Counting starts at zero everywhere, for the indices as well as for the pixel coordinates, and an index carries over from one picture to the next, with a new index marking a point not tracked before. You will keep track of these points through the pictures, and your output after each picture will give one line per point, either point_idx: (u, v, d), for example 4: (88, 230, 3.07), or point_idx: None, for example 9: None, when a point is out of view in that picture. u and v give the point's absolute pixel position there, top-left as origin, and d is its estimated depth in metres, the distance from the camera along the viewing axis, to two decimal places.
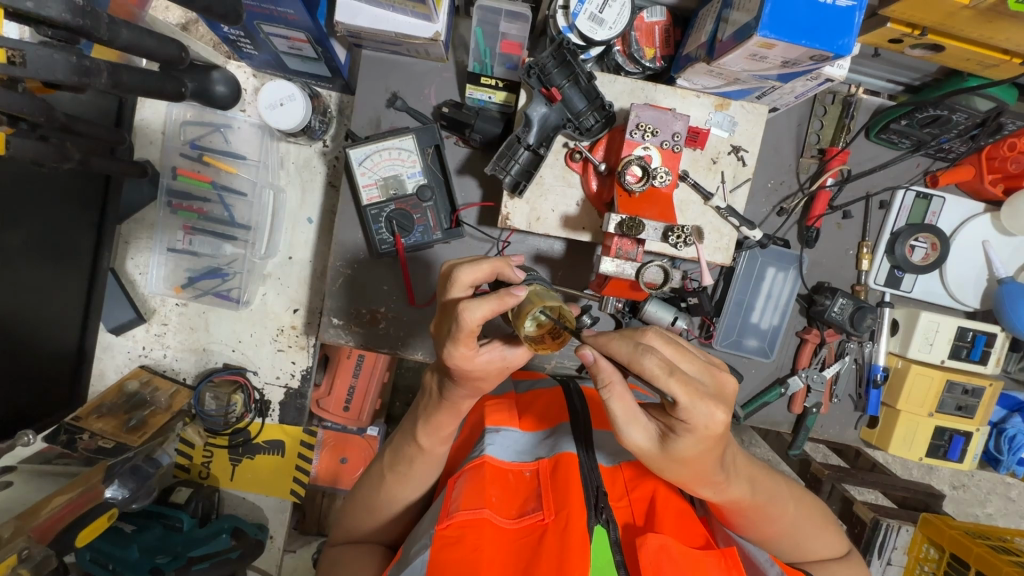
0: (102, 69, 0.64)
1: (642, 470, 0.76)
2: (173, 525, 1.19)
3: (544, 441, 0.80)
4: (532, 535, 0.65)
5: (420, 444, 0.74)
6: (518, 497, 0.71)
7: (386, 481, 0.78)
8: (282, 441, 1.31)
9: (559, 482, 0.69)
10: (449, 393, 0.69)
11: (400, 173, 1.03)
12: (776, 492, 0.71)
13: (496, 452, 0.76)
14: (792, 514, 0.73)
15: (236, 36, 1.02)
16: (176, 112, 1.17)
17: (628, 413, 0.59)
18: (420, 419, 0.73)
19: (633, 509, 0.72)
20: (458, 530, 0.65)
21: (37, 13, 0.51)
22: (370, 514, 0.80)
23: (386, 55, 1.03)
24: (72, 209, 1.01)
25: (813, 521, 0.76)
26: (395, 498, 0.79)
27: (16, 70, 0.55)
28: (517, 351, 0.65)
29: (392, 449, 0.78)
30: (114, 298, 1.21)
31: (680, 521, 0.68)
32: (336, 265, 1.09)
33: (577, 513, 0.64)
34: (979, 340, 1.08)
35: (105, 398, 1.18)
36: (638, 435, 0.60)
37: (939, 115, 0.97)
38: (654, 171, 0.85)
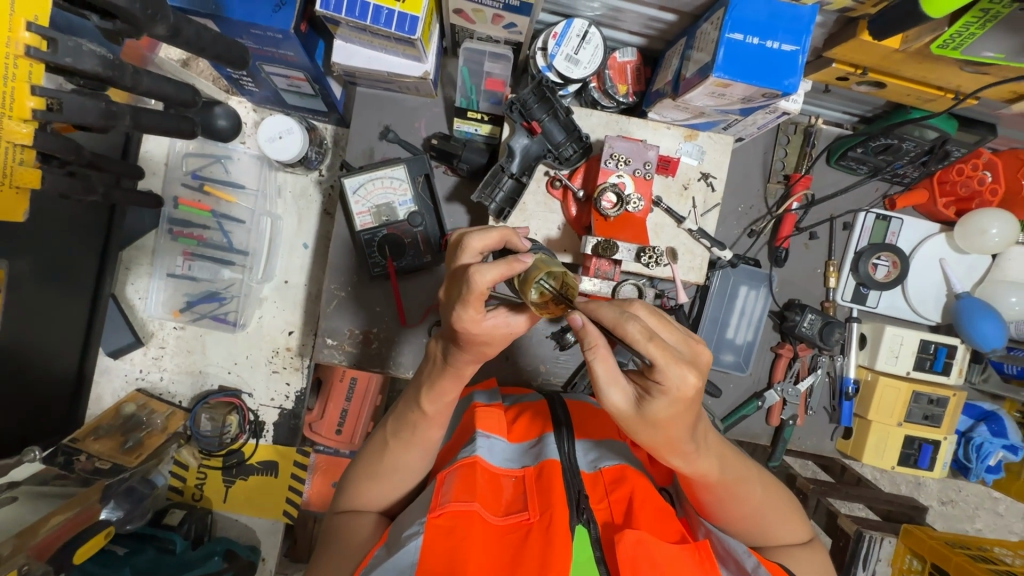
0: (126, 113, 0.70)
1: (622, 473, 0.79)
2: (165, 547, 1.21)
3: (530, 450, 0.84)
4: (517, 533, 0.69)
5: (424, 410, 0.78)
6: (504, 500, 0.75)
7: (391, 446, 0.82)
8: (276, 461, 1.34)
9: (544, 485, 0.74)
10: (454, 358, 0.72)
11: (392, 201, 1.09)
12: (745, 474, 0.76)
13: (485, 455, 0.80)
14: (760, 499, 0.78)
15: (238, 75, 1.09)
16: (179, 144, 1.23)
17: (609, 374, 0.62)
18: (425, 385, 0.77)
19: (612, 510, 0.75)
20: (448, 521, 0.68)
21: (74, 66, 0.60)
22: (373, 479, 0.83)
23: (380, 92, 1.11)
24: (79, 236, 1.06)
25: (778, 509, 0.81)
26: (398, 466, 0.82)
27: (54, 116, 0.63)
28: (519, 319, 0.68)
29: (396, 416, 0.82)
30: (113, 324, 1.25)
31: (657, 517, 0.73)
32: (332, 288, 1.14)
33: (561, 512, 0.69)
34: (940, 352, 1.15)
35: (102, 420, 1.19)
36: (616, 395, 0.62)
37: (890, 143, 1.06)
38: (628, 198, 0.91)
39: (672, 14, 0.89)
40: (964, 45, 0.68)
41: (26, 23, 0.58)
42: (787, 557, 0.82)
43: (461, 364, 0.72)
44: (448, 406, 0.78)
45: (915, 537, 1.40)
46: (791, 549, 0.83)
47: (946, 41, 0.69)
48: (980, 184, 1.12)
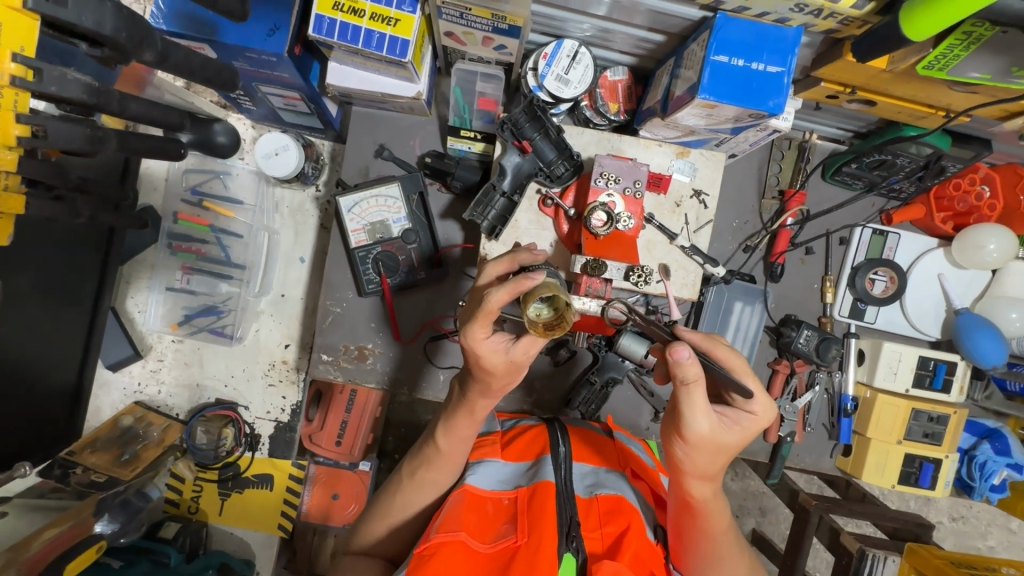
0: (112, 137, 0.72)
1: (618, 505, 0.81)
2: (160, 561, 1.20)
3: (527, 471, 0.87)
4: (503, 558, 0.74)
5: (439, 445, 0.84)
6: (492, 524, 0.79)
7: (404, 484, 0.87)
8: (271, 474, 1.35)
9: (535, 510, 0.77)
10: (467, 394, 0.80)
11: (386, 218, 1.10)
12: (733, 541, 0.85)
13: (479, 481, 0.85)
14: (739, 561, 0.86)
15: (236, 95, 1.11)
16: (180, 160, 1.27)
17: (702, 405, 0.70)
18: (443, 420, 0.85)
19: (603, 540, 0.78)
20: (433, 548, 0.73)
21: (59, 94, 0.62)
22: (383, 519, 0.87)
23: (374, 111, 1.12)
24: (79, 249, 1.07)
25: (752, 572, 0.88)
26: (408, 504, 0.87)
27: (40, 143, 0.64)
28: (520, 345, 0.71)
29: (412, 456, 0.89)
30: (113, 337, 1.27)
31: (639, 556, 0.76)
32: (327, 304, 1.15)
33: (548, 541, 0.73)
34: (940, 368, 1.13)
35: (99, 433, 1.21)
36: (704, 424, 0.71)
37: (885, 160, 1.06)
38: (618, 216, 0.91)
39: (661, 34, 0.90)
40: (950, 66, 0.68)
41: (12, 54, 0.58)
42: None
43: (472, 400, 0.80)
44: (461, 442, 0.84)
45: (920, 556, 1.38)
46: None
47: (932, 61, 0.69)
48: (978, 200, 1.10)
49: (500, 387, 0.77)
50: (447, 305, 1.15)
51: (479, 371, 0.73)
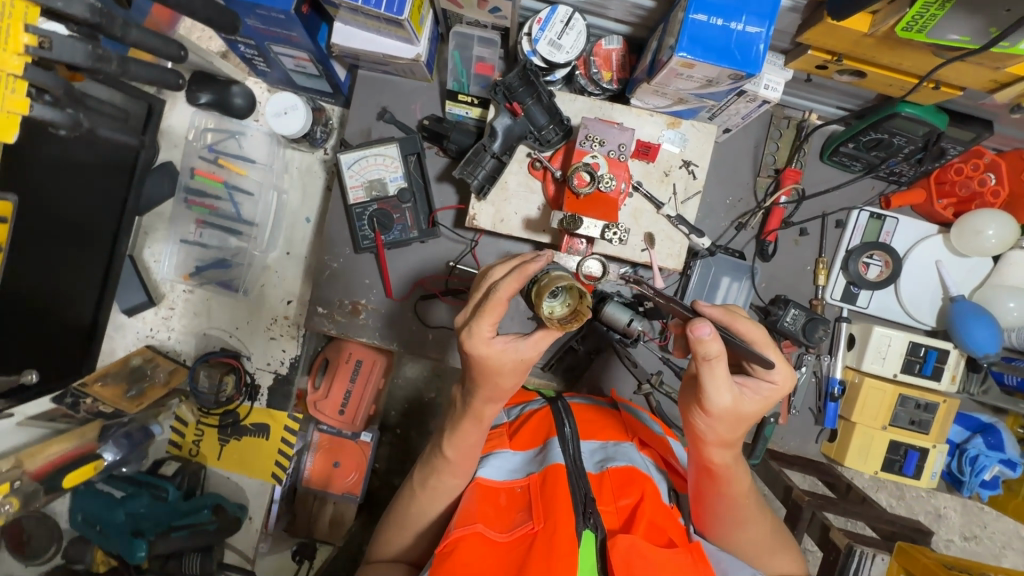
0: (113, 59, 0.76)
1: (630, 477, 0.82)
2: (159, 495, 1.30)
3: (535, 456, 0.88)
4: (522, 545, 0.74)
5: (446, 455, 0.85)
6: (508, 512, 0.80)
7: (416, 496, 0.89)
8: (268, 424, 1.42)
9: (548, 491, 0.78)
10: (471, 402, 0.81)
11: (383, 177, 1.14)
12: (754, 505, 0.88)
13: (489, 473, 0.87)
14: (763, 527, 0.89)
15: (251, 55, 1.17)
16: (199, 120, 1.34)
17: (720, 378, 0.73)
18: (447, 431, 0.86)
19: (617, 515, 0.79)
20: (454, 543, 0.74)
21: (64, 10, 0.66)
22: (400, 528, 0.91)
23: (379, 75, 1.17)
24: (94, 196, 1.12)
25: (777, 538, 0.91)
26: (422, 514, 0.90)
27: (45, 54, 0.68)
28: (529, 342, 0.74)
29: (421, 465, 0.90)
30: (128, 283, 1.35)
31: (653, 526, 0.77)
32: (324, 259, 1.20)
33: (566, 522, 0.74)
34: (931, 355, 1.11)
35: (109, 369, 1.29)
36: (726, 397, 0.74)
37: (881, 139, 1.04)
38: (600, 177, 0.92)
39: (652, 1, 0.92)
40: (928, 28, 0.68)
41: None
42: None
43: (479, 407, 0.81)
44: (467, 449, 0.86)
45: (911, 557, 1.33)
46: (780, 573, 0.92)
47: (909, 22, 0.69)
48: (980, 185, 1.08)
49: (510, 388, 0.79)
50: (437, 265, 1.20)
51: (485, 372, 0.75)
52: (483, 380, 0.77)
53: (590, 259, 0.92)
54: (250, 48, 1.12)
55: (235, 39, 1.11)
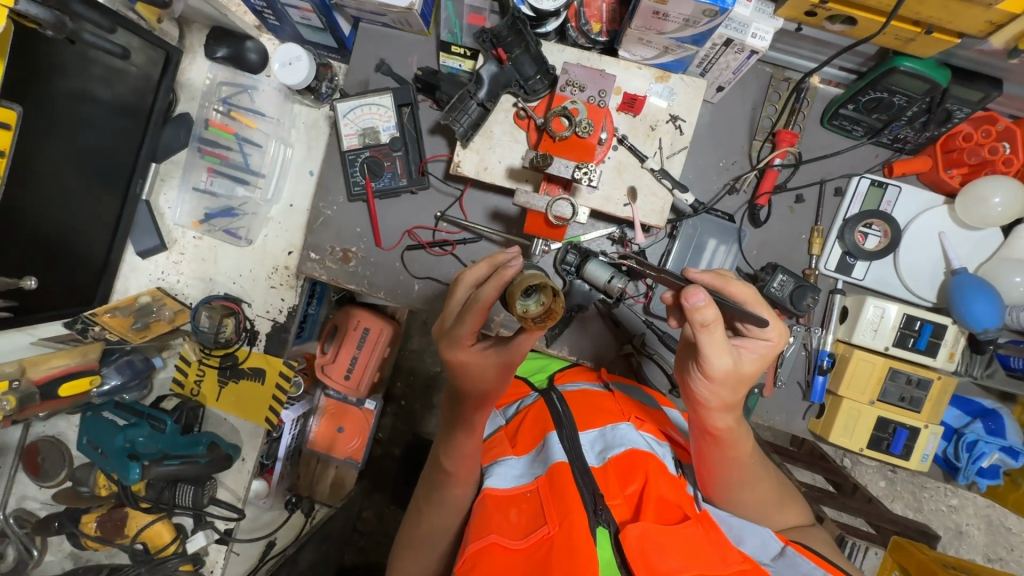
0: None
1: (628, 463, 0.84)
2: (158, 427, 1.37)
3: (537, 458, 0.89)
4: (540, 550, 0.73)
5: (446, 467, 0.95)
6: (522, 519, 0.80)
7: (425, 511, 1.00)
8: (264, 368, 1.46)
9: (557, 491, 0.78)
10: (462, 412, 0.92)
11: (377, 125, 1.18)
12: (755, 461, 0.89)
13: (497, 483, 0.88)
14: (767, 484, 0.90)
15: (261, 7, 1.23)
16: (214, 73, 1.41)
17: (719, 343, 0.75)
18: (445, 445, 0.96)
19: (627, 505, 0.80)
20: (474, 558, 0.74)
21: None
22: (418, 548, 1.01)
23: (379, 27, 1.20)
24: (114, 138, 1.23)
25: (782, 495, 0.92)
26: (431, 525, 0.99)
27: None
28: (511, 346, 0.81)
29: (428, 485, 1.00)
30: (142, 225, 1.42)
31: (660, 507, 0.78)
32: (318, 206, 1.24)
33: (577, 517, 0.74)
34: (926, 329, 1.05)
35: (120, 303, 1.35)
36: (726, 359, 0.77)
37: (881, 98, 1.00)
38: (577, 122, 0.92)
39: None
40: None
41: None
42: (804, 536, 0.89)
43: (470, 415, 0.91)
44: (466, 459, 0.94)
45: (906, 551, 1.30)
46: (797, 530, 0.91)
47: None
48: (992, 154, 1.02)
49: (495, 391, 0.88)
50: (425, 216, 1.23)
51: (473, 375, 0.85)
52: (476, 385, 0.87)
53: (561, 200, 0.90)
54: None
55: None
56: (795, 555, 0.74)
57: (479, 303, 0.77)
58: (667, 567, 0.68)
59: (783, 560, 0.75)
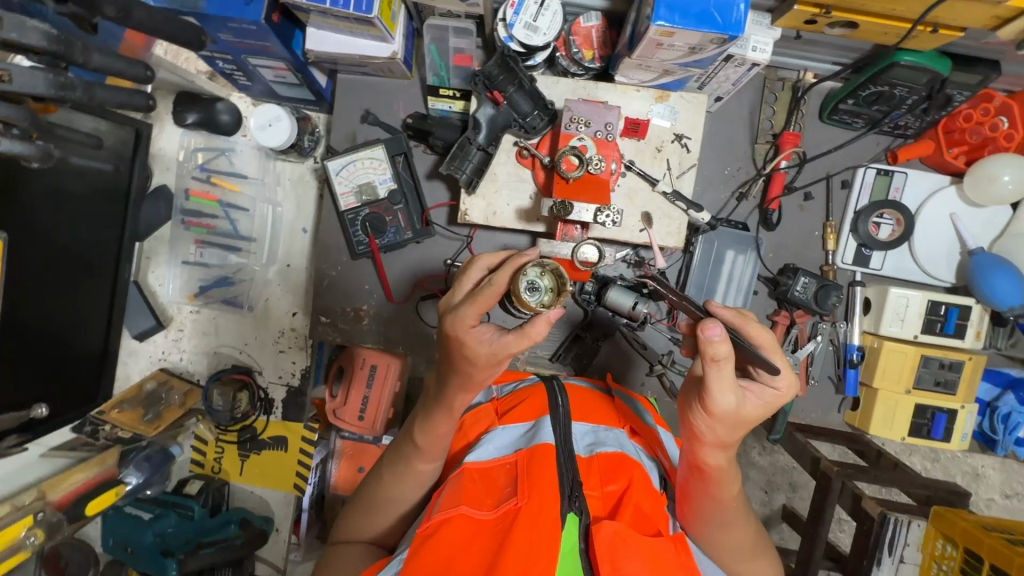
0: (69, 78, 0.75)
1: (617, 462, 0.81)
2: (185, 514, 1.32)
3: (526, 433, 0.85)
4: (504, 522, 0.70)
5: (417, 442, 0.81)
6: (493, 492, 0.76)
7: (385, 479, 0.85)
8: (285, 436, 1.42)
9: (534, 471, 0.75)
10: (446, 392, 0.76)
11: (373, 180, 1.13)
12: (744, 509, 0.80)
13: (478, 456, 0.82)
14: (752, 534, 0.81)
15: (230, 70, 1.17)
16: (188, 140, 1.34)
17: (724, 381, 0.66)
18: (420, 417, 0.81)
19: (603, 500, 0.76)
20: (438, 525, 0.70)
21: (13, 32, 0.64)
22: (364, 513, 0.85)
23: (359, 77, 1.16)
24: (94, 229, 1.15)
25: (757, 548, 0.82)
26: (388, 498, 0.84)
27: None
28: (505, 339, 0.66)
29: (393, 451, 0.86)
30: (136, 308, 1.36)
31: (639, 513, 0.74)
32: (323, 268, 1.20)
33: (549, 504, 0.71)
34: (951, 313, 1.07)
35: (125, 395, 1.31)
36: (730, 398, 0.68)
37: (882, 91, 1.00)
38: (589, 159, 0.90)
39: None
40: None
41: None
42: None
43: (451, 395, 0.75)
44: (440, 439, 0.81)
45: (947, 521, 1.18)
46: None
47: None
48: (993, 130, 1.02)
49: (481, 381, 0.72)
50: (434, 263, 1.19)
51: (460, 358, 0.68)
52: (455, 365, 0.70)
53: (585, 244, 0.88)
54: (228, 62, 1.12)
55: (213, 55, 1.11)
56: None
57: (493, 278, 0.67)
58: (631, 573, 0.65)
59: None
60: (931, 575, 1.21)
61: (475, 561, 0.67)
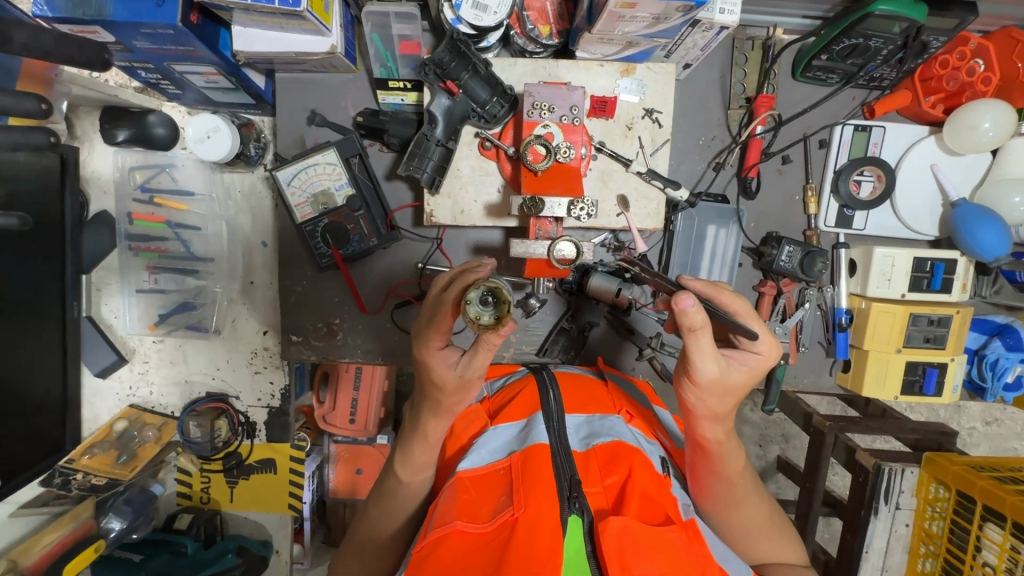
0: None
1: (615, 452, 0.74)
2: (178, 551, 1.29)
3: (519, 433, 0.79)
4: (503, 534, 0.65)
5: (399, 476, 0.78)
6: (489, 498, 0.71)
7: (371, 516, 0.81)
8: (273, 458, 1.37)
9: (530, 475, 0.69)
10: (421, 421, 0.74)
11: (328, 187, 1.04)
12: (754, 489, 0.78)
13: (470, 462, 0.76)
14: (767, 515, 0.78)
15: (156, 79, 1.06)
16: (122, 159, 1.23)
17: (705, 349, 0.64)
18: (398, 452, 0.78)
19: (607, 495, 0.70)
20: (434, 544, 0.66)
21: None
22: (355, 551, 0.82)
23: (300, 74, 1.06)
24: (33, 270, 1.06)
25: (774, 525, 0.79)
26: (377, 533, 0.81)
27: None
28: (470, 357, 0.66)
29: (377, 485, 0.82)
30: (94, 344, 1.27)
31: (647, 501, 0.68)
32: (288, 285, 1.13)
33: (547, 509, 0.66)
34: (938, 268, 1.05)
35: (95, 439, 1.25)
36: (713, 366, 0.65)
37: (857, 44, 0.94)
38: (556, 148, 0.84)
39: None
40: None
41: None
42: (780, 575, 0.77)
43: (425, 423, 0.73)
44: (424, 470, 0.78)
45: (939, 466, 1.11)
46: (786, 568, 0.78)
47: None
48: (970, 75, 0.98)
49: (454, 406, 0.71)
50: (405, 268, 1.12)
51: (427, 383, 0.68)
52: (426, 392, 0.70)
53: (561, 240, 0.82)
54: (151, 71, 1.01)
55: (133, 65, 1.00)
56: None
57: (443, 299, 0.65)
58: (642, 571, 0.60)
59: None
60: (927, 520, 1.15)
61: None
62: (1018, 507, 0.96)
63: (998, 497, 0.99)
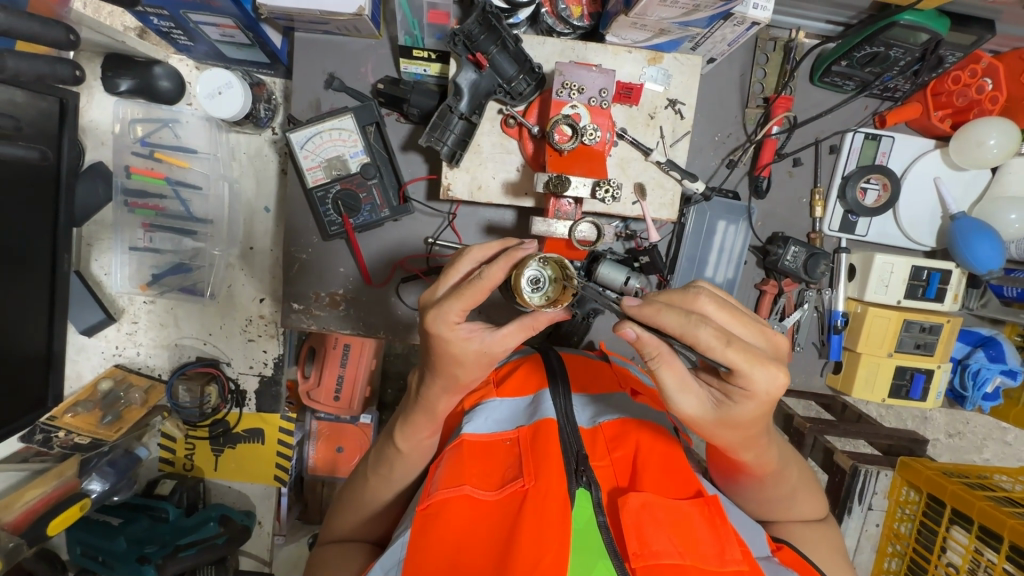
0: None
1: (622, 427, 0.75)
2: (160, 516, 1.27)
3: (526, 408, 0.79)
4: (512, 505, 0.65)
5: (400, 447, 0.77)
6: (498, 467, 0.71)
7: (371, 482, 0.81)
8: (262, 428, 1.35)
9: (541, 447, 0.70)
10: (427, 391, 0.72)
11: (342, 153, 1.03)
12: (785, 460, 0.71)
13: (476, 427, 0.76)
14: (795, 482, 0.73)
15: (168, 28, 1.03)
16: (123, 111, 1.17)
17: (679, 381, 0.59)
18: (402, 421, 0.77)
19: (615, 470, 0.71)
20: (438, 506, 0.66)
21: None
22: (354, 512, 0.82)
23: (320, 35, 1.03)
24: (25, 214, 1.00)
25: (803, 486, 0.75)
26: (376, 496, 0.81)
27: None
28: (502, 333, 0.66)
29: (375, 452, 0.81)
30: (80, 301, 1.23)
31: (663, 475, 0.69)
32: (292, 250, 1.11)
33: (556, 481, 0.65)
34: (934, 277, 1.09)
35: (79, 397, 1.22)
36: (691, 402, 0.60)
37: (877, 53, 0.96)
38: (583, 129, 0.85)
39: None
40: None
41: None
42: (794, 534, 0.75)
43: (434, 397, 0.72)
44: (427, 439, 0.78)
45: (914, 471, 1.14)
46: (803, 525, 0.77)
47: None
48: (979, 93, 1.01)
49: (477, 382, 0.71)
50: (413, 243, 1.11)
51: (449, 362, 0.67)
52: (446, 371, 0.68)
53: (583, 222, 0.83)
54: (164, 18, 0.97)
55: (146, 11, 0.96)
56: (782, 566, 0.66)
57: (484, 271, 0.61)
58: (659, 548, 0.61)
59: (771, 564, 0.66)
60: (897, 521, 1.18)
61: (486, 548, 0.63)
62: (986, 513, 0.99)
63: (967, 501, 1.02)
